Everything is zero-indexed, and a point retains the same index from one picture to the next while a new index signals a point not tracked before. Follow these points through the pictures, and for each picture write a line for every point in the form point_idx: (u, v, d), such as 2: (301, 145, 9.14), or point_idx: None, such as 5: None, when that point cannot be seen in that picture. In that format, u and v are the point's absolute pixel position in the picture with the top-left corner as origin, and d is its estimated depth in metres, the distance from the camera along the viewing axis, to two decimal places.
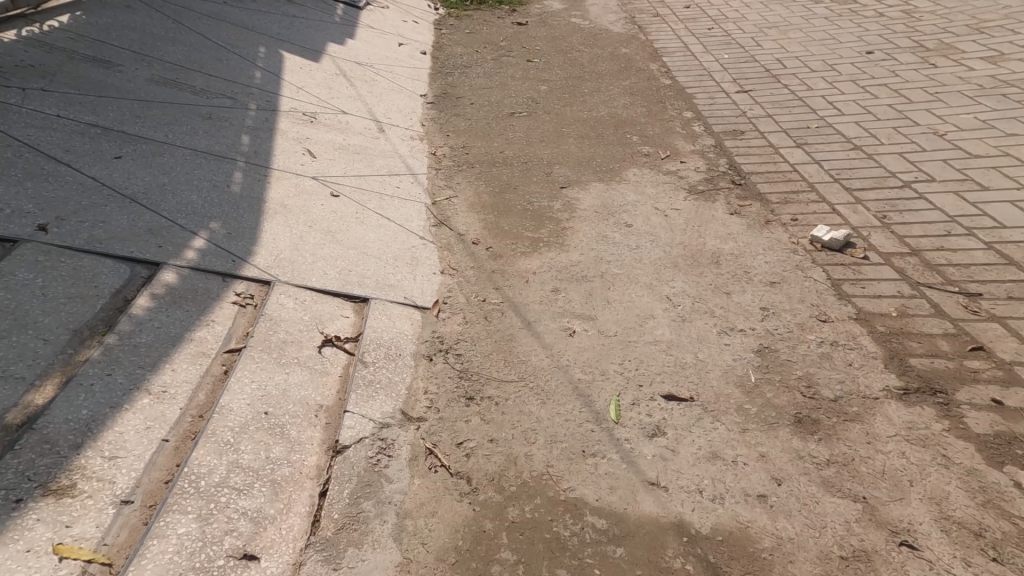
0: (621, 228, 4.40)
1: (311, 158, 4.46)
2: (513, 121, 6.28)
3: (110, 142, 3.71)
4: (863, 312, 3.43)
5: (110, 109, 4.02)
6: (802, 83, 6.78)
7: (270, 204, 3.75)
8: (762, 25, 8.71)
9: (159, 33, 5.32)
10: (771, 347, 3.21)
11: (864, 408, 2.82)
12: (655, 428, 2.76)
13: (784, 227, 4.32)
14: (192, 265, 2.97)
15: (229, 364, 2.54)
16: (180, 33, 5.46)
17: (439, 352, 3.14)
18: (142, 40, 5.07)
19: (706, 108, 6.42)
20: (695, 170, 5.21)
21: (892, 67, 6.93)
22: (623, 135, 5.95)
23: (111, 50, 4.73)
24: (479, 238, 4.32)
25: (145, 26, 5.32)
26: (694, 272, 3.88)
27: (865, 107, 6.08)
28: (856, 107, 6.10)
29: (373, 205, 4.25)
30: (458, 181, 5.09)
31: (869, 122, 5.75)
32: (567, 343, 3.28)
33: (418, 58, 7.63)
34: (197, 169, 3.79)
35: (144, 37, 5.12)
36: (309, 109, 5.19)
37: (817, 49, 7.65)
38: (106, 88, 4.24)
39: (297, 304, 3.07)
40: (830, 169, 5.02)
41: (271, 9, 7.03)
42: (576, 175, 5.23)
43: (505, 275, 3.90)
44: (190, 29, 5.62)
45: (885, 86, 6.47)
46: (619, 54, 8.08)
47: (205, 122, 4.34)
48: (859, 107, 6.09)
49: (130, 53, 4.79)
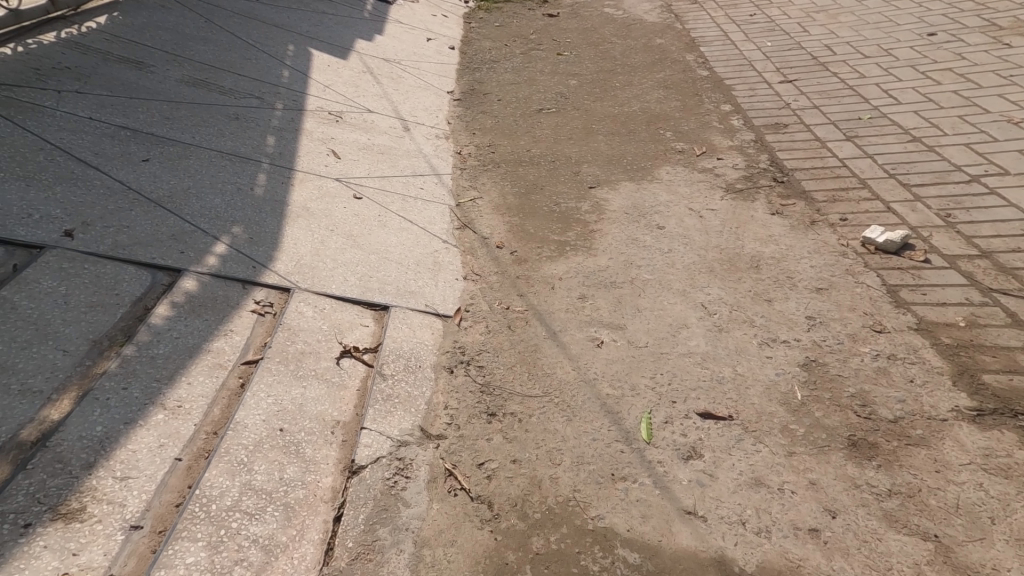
0: (652, 230, 4.18)
1: (335, 159, 4.40)
2: (541, 118, 6.10)
3: (138, 144, 3.74)
4: (925, 322, 3.11)
5: (139, 111, 4.06)
6: (853, 70, 6.34)
7: (292, 208, 3.70)
8: (808, 9, 8.21)
9: (190, 32, 5.37)
10: (819, 360, 2.93)
11: (930, 431, 2.54)
12: (691, 449, 2.55)
13: (832, 227, 4.00)
14: (212, 272, 2.94)
15: (246, 377, 2.48)
16: (211, 32, 5.50)
17: (461, 363, 3.02)
18: (173, 40, 5.13)
19: (745, 101, 6.08)
20: (733, 167, 4.92)
21: (956, 50, 6.38)
22: (656, 130, 5.69)
23: (143, 51, 4.79)
24: (504, 241, 4.18)
25: (177, 26, 5.38)
26: (731, 277, 3.62)
27: (925, 94, 5.62)
28: (914, 95, 5.63)
29: (396, 208, 4.16)
30: (483, 182, 4.96)
31: (930, 111, 5.30)
32: (595, 355, 3.10)
33: (446, 54, 7.52)
34: (220, 172, 3.78)
35: (176, 37, 5.18)
36: (335, 108, 5.15)
37: (869, 34, 7.15)
38: (137, 90, 4.28)
39: (317, 313, 3.00)
40: (884, 164, 4.63)
41: (301, 6, 7.05)
42: (605, 174, 5.01)
43: (530, 282, 3.74)
44: (221, 28, 5.66)
45: (949, 71, 5.97)
46: (653, 44, 7.77)
47: (232, 123, 4.35)
48: (918, 94, 5.63)
49: (161, 54, 4.84)
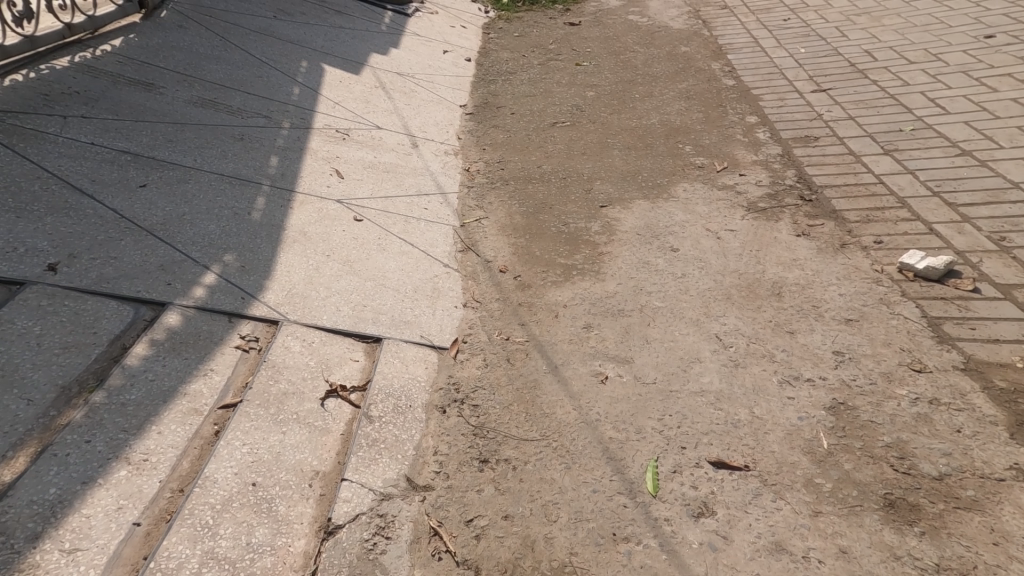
0: (666, 253, 4.00)
1: (338, 179, 4.28)
2: (554, 131, 5.93)
3: (137, 169, 3.60)
4: (972, 361, 2.80)
5: (143, 134, 3.94)
6: (895, 77, 6.03)
7: (289, 231, 3.55)
8: (846, 13, 7.89)
9: (204, 51, 5.30)
10: (848, 404, 2.64)
11: (983, 493, 2.23)
12: (703, 506, 2.30)
13: (865, 250, 3.82)
14: (198, 304, 2.80)
15: (222, 423, 2.35)
16: (226, 51, 5.46)
17: (454, 403, 2.83)
18: (186, 60, 5.06)
19: (772, 111, 5.81)
20: (756, 184, 4.70)
21: (1018, 54, 6.04)
22: (675, 143, 5.46)
23: (155, 72, 4.72)
24: (507, 265, 4.00)
25: (192, 45, 5.31)
26: (750, 306, 3.42)
27: (978, 103, 5.33)
28: (965, 104, 5.35)
29: (397, 230, 4.01)
30: (490, 201, 4.79)
31: (983, 122, 5.03)
32: (599, 393, 2.88)
33: (462, 66, 7.45)
34: (219, 196, 3.62)
35: (189, 57, 5.11)
36: (342, 126, 5.06)
37: (917, 37, 6.80)
38: (145, 112, 4.17)
39: (304, 347, 2.85)
40: (926, 181, 4.42)
41: (319, 20, 7.02)
42: (618, 192, 4.80)
43: (533, 309, 3.56)
44: (235, 46, 5.61)
45: (1006, 77, 5.66)
46: (677, 53, 7.55)
47: (237, 145, 4.21)
48: (970, 103, 5.34)
49: (172, 74, 4.77)
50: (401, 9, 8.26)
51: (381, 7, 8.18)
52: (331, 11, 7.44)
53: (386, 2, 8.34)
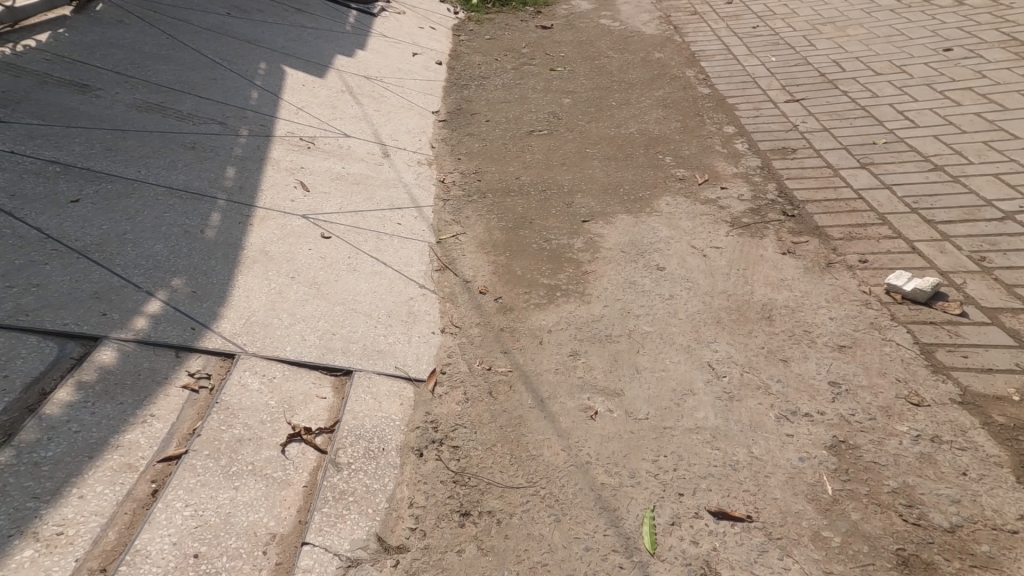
0: (651, 272, 3.86)
1: (303, 193, 3.97)
2: (531, 140, 5.75)
3: (69, 181, 3.23)
4: (969, 393, 2.72)
5: (76, 141, 3.56)
6: (864, 89, 6.08)
7: (248, 251, 3.24)
8: (813, 22, 7.99)
9: (148, 50, 4.93)
10: (850, 442, 2.51)
11: (998, 548, 2.12)
12: (705, 565, 2.12)
13: (851, 270, 3.74)
14: (138, 337, 2.48)
15: (161, 480, 2.06)
16: (174, 49, 5.08)
17: (432, 444, 2.60)
18: (128, 59, 4.68)
19: (749, 122, 5.77)
20: (738, 199, 4.61)
21: (976, 67, 6.19)
22: (655, 154, 5.35)
23: (90, 71, 4.33)
24: (487, 285, 3.78)
25: (133, 43, 4.94)
26: (741, 331, 3.31)
27: (944, 116, 5.40)
28: (932, 117, 5.41)
29: (368, 247, 3.74)
30: (467, 215, 4.57)
31: (951, 136, 5.09)
32: (588, 430, 2.71)
33: (433, 70, 7.20)
34: (167, 211, 3.28)
35: (132, 56, 4.73)
36: (306, 134, 4.75)
37: (880, 49, 6.91)
38: (77, 116, 3.79)
39: (264, 385, 2.55)
40: (904, 197, 4.41)
41: (278, 19, 6.68)
42: (600, 206, 4.64)
43: (517, 335, 3.38)
44: (185, 45, 5.23)
45: (968, 91, 5.76)
46: (651, 59, 7.48)
47: (188, 154, 3.87)
48: (936, 116, 5.41)
49: (111, 75, 4.38)
50: (367, 9, 7.96)
51: (345, 6, 7.86)
52: (291, 10, 7.10)
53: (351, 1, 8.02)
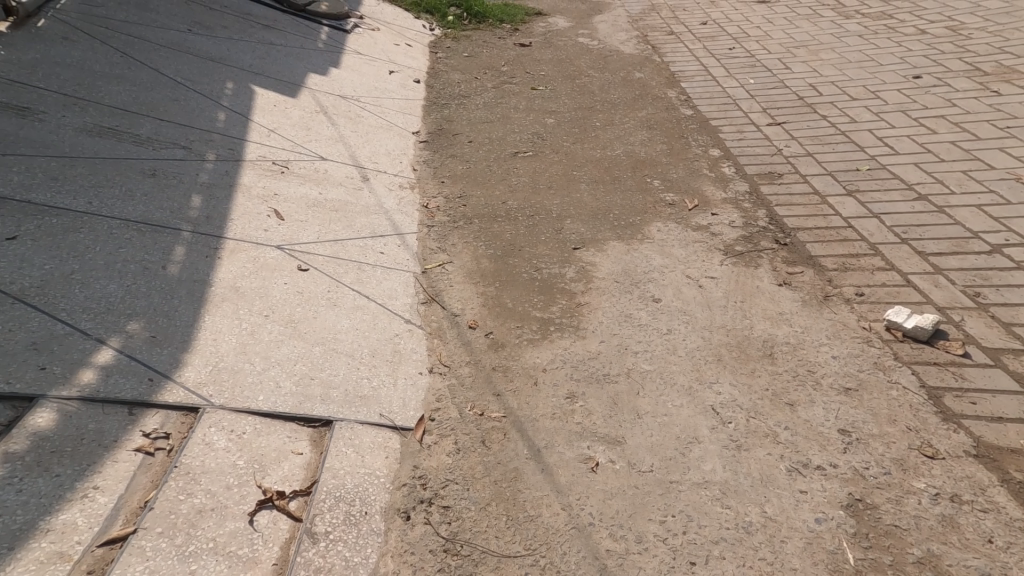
0: (648, 305, 3.72)
1: (277, 221, 3.86)
2: (516, 162, 5.61)
3: (8, 216, 3.02)
4: (983, 445, 2.65)
5: (16, 171, 3.36)
6: (842, 114, 6.13)
7: (217, 288, 3.09)
8: (788, 44, 8.10)
9: (100, 69, 4.70)
10: (867, 502, 2.44)
11: None
12: None
13: (849, 303, 3.63)
14: (84, 394, 2.21)
15: (100, 570, 1.82)
16: (129, 68, 4.86)
17: (420, 505, 2.39)
18: (77, 79, 4.45)
19: (733, 145, 5.73)
20: (730, 225, 4.50)
21: (945, 95, 6.32)
22: (642, 178, 5.26)
23: (33, 93, 4.08)
24: (477, 320, 3.60)
25: (82, 61, 4.68)
26: (743, 371, 3.18)
27: (922, 144, 5.43)
28: (910, 144, 5.43)
29: (349, 279, 3.60)
30: (453, 242, 4.39)
31: (931, 164, 5.08)
32: (589, 484, 2.56)
33: (411, 88, 7.05)
34: (122, 246, 3.10)
35: (82, 76, 4.51)
36: (280, 157, 4.61)
37: (854, 74, 7.02)
38: (20, 144, 3.59)
39: (231, 443, 2.30)
40: (893, 226, 4.31)
41: (244, 35, 6.46)
42: (590, 232, 4.51)
43: (511, 374, 3.19)
44: (140, 63, 5.02)
45: (941, 119, 5.85)
46: (633, 79, 7.47)
47: (148, 182, 3.72)
48: (914, 144, 5.43)
49: (58, 97, 4.15)
50: (340, 25, 7.81)
51: (316, 21, 7.67)
52: (259, 25, 6.87)
53: (323, 16, 7.84)
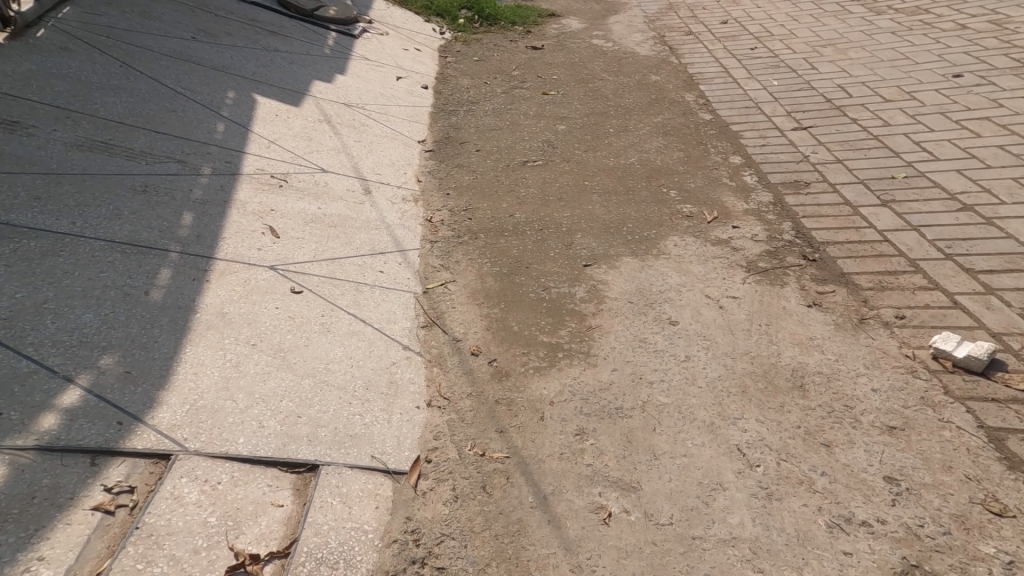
0: (664, 328, 3.43)
1: (272, 240, 3.68)
2: (525, 171, 5.38)
3: None
4: None
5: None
6: (874, 116, 5.77)
7: (203, 315, 2.90)
8: (813, 43, 7.75)
9: (97, 80, 4.61)
10: (923, 567, 2.18)
11: None
12: None
13: (888, 327, 3.30)
14: (42, 443, 2.04)
15: None
16: (127, 79, 4.77)
17: (413, 566, 2.18)
18: (73, 92, 4.36)
19: (755, 151, 5.42)
20: (752, 238, 4.20)
21: (990, 95, 5.91)
22: (658, 188, 4.98)
23: (25, 107, 3.99)
24: (480, 345, 3.36)
25: (79, 73, 4.60)
26: (771, 405, 2.89)
27: (965, 148, 5.05)
28: (951, 149, 5.06)
29: (345, 301, 3.39)
30: (457, 259, 4.16)
31: (975, 171, 4.71)
32: (600, 541, 2.32)
33: (418, 95, 6.88)
34: (105, 270, 2.94)
35: (78, 87, 4.42)
36: (278, 170, 4.45)
37: (886, 73, 6.65)
38: (6, 161, 3.48)
39: (203, 496, 2.10)
40: (935, 240, 3.96)
41: (248, 43, 6.35)
42: (601, 246, 4.24)
43: (515, 408, 2.93)
44: (140, 73, 4.92)
45: (986, 120, 5.46)
46: (648, 82, 7.20)
47: (137, 199, 3.57)
48: (956, 148, 5.06)
49: (52, 111, 4.06)
50: (347, 30, 7.68)
51: (323, 27, 7.56)
52: (264, 32, 6.77)
53: (330, 22, 7.73)
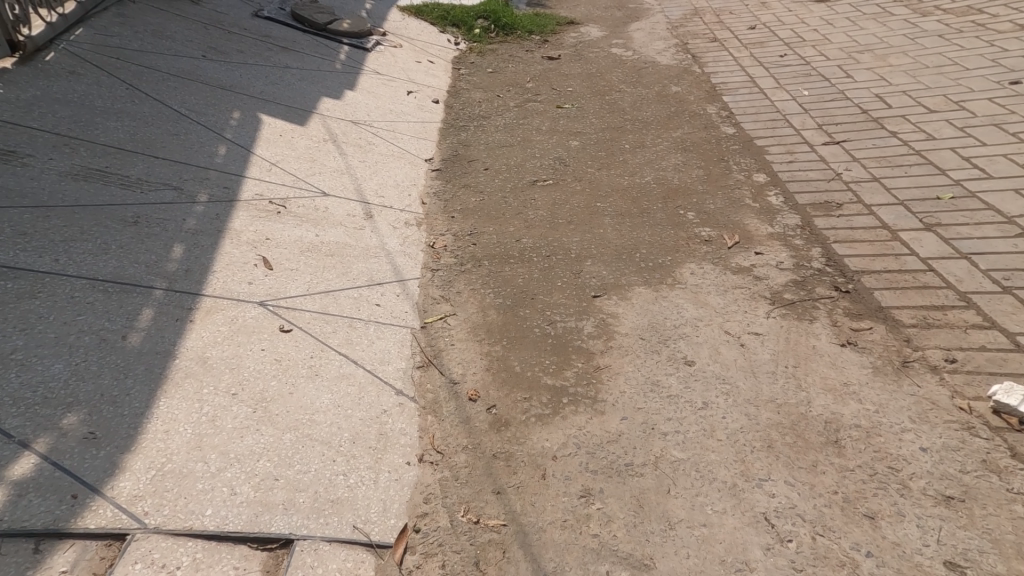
0: (679, 369, 3.11)
1: (265, 272, 3.50)
2: (535, 191, 5.12)
3: None
4: None
5: None
6: (917, 129, 5.35)
7: (182, 360, 2.71)
8: (849, 49, 7.33)
9: (101, 104, 4.53)
10: None
11: None
12: None
13: (937, 372, 2.93)
14: None
15: None
16: (132, 102, 4.69)
17: None
18: (75, 117, 4.28)
19: (782, 168, 5.06)
20: (777, 266, 3.85)
21: None
22: (674, 209, 4.66)
23: (23, 135, 3.91)
24: (478, 389, 3.09)
25: (84, 97, 4.53)
26: (802, 465, 2.55)
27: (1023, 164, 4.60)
28: (1006, 166, 4.62)
29: (336, 340, 3.17)
30: (458, 290, 3.92)
31: None
32: None
33: (428, 110, 6.70)
34: (84, 312, 2.79)
35: (80, 112, 4.34)
36: (278, 194, 4.29)
37: (931, 81, 6.20)
38: None
39: None
40: (989, 271, 3.55)
41: (258, 59, 6.26)
42: (613, 274, 3.94)
43: (513, 464, 2.66)
44: (145, 96, 4.84)
45: None
46: (667, 94, 6.89)
47: (127, 231, 3.43)
48: (1013, 164, 4.61)
49: (51, 138, 3.97)
50: (359, 43, 7.56)
51: (335, 41, 7.46)
52: (275, 48, 6.69)
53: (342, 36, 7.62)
